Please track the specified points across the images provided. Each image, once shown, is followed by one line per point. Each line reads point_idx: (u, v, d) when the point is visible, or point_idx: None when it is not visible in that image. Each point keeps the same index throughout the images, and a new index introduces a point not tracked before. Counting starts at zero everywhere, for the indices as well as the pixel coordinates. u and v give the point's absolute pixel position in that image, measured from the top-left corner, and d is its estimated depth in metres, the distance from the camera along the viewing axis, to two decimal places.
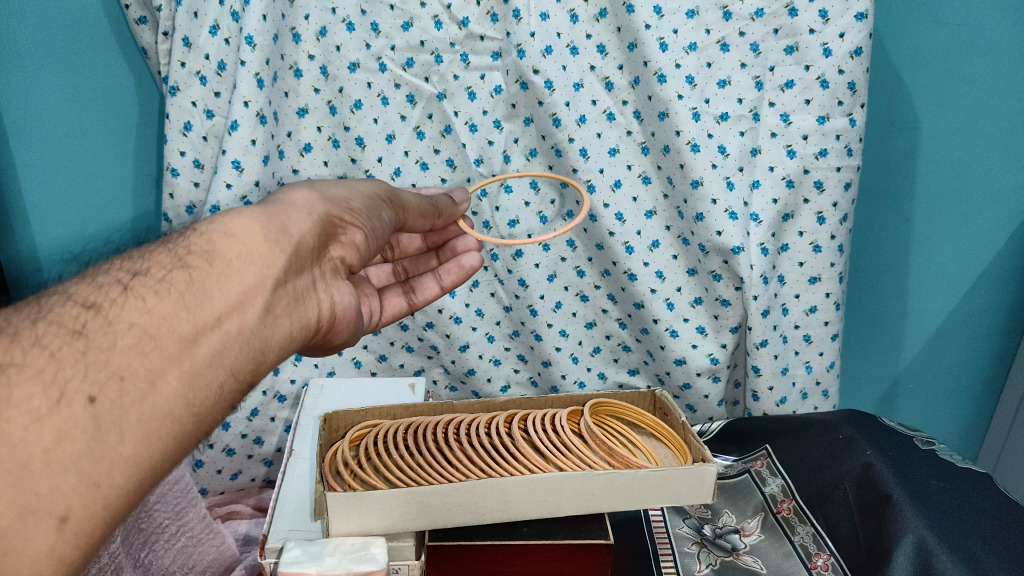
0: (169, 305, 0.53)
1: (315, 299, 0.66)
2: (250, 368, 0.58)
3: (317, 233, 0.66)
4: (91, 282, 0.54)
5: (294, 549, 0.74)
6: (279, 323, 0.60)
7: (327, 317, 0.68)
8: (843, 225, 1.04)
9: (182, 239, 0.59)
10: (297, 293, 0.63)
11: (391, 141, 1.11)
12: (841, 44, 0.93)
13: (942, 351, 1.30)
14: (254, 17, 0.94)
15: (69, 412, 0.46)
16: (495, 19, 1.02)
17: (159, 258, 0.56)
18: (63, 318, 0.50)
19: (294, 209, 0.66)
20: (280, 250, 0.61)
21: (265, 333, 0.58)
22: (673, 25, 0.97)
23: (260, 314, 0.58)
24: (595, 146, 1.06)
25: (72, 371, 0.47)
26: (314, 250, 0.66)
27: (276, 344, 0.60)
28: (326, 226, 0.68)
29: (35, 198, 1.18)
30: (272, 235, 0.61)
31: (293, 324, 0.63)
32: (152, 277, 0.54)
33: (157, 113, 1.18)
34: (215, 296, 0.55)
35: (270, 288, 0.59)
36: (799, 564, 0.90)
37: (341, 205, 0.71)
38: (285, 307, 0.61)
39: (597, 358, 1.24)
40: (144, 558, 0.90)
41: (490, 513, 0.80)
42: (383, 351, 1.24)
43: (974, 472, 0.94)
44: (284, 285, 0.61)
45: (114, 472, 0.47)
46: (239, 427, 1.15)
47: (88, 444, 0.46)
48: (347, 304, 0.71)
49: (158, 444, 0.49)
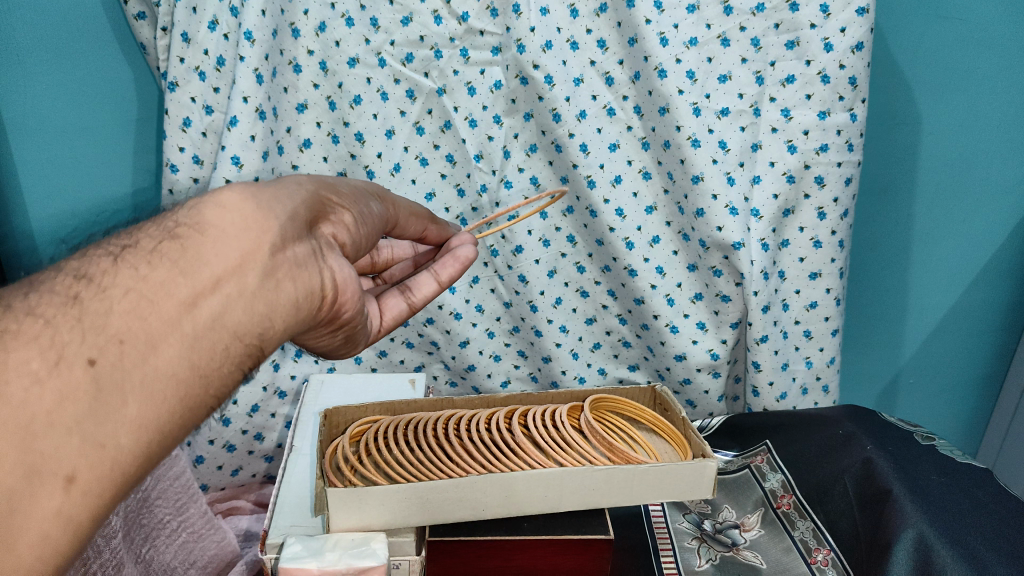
0: (164, 273, 0.48)
1: (316, 267, 0.58)
2: (256, 331, 0.52)
3: (309, 207, 0.60)
4: (83, 256, 0.50)
5: (295, 545, 0.75)
6: (283, 288, 0.54)
7: (326, 292, 0.60)
8: (843, 220, 1.04)
9: (171, 215, 0.53)
10: (299, 258, 0.56)
11: (390, 137, 1.10)
12: (842, 39, 0.93)
13: (943, 346, 1.30)
14: (254, 12, 0.94)
15: (71, 373, 0.42)
16: (495, 14, 1.02)
17: (148, 232, 0.51)
18: (56, 288, 0.46)
19: (283, 183, 0.60)
20: (274, 216, 0.54)
21: (267, 298, 0.53)
22: (673, 21, 0.97)
23: (260, 276, 0.52)
24: (595, 141, 1.06)
25: (70, 336, 0.43)
26: (306, 222, 0.59)
27: (281, 311, 0.54)
28: (316, 202, 0.62)
29: (35, 192, 1.18)
30: (265, 203, 0.54)
31: (297, 291, 0.55)
32: (142, 249, 0.49)
33: (156, 108, 1.17)
34: (212, 260, 0.49)
35: (269, 252, 0.52)
36: (799, 559, 0.90)
37: (329, 187, 0.65)
38: (288, 271, 0.54)
39: (597, 354, 1.23)
40: (144, 553, 0.90)
41: (490, 508, 0.80)
42: (383, 347, 1.24)
43: (974, 468, 0.94)
44: (283, 251, 0.54)
45: (120, 432, 0.43)
46: (239, 423, 1.15)
47: (91, 406, 0.42)
48: (349, 277, 0.62)
49: (164, 406, 0.46)
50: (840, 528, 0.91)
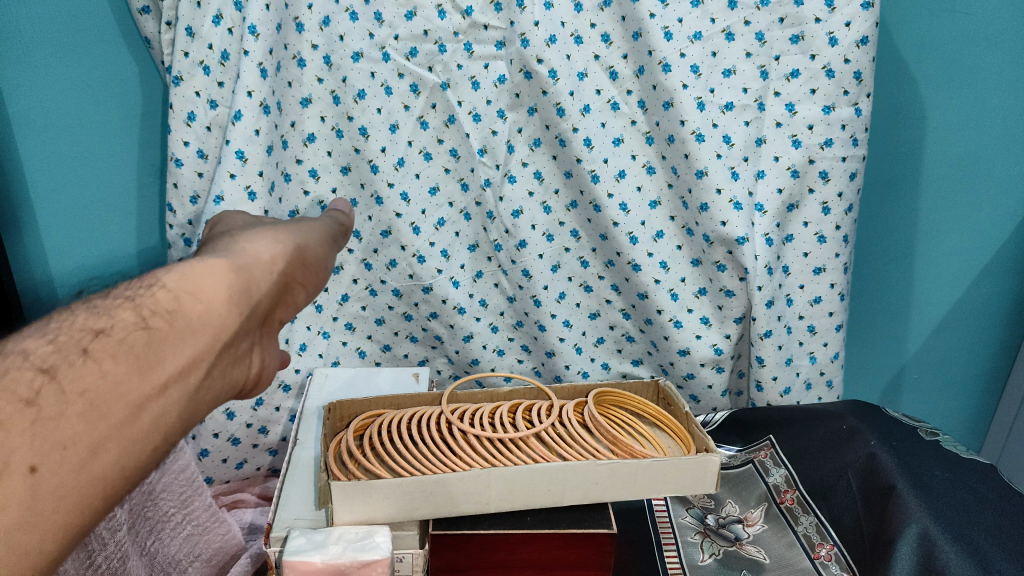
0: (124, 368, 0.49)
1: (249, 362, 0.61)
2: (185, 428, 0.53)
3: (272, 296, 0.62)
4: (51, 341, 0.49)
5: (299, 538, 0.76)
6: (216, 386, 0.56)
7: (252, 380, 0.62)
8: (848, 215, 1.04)
9: (149, 292, 0.54)
10: (237, 355, 0.58)
11: (394, 131, 1.10)
12: (848, 32, 0.94)
13: (948, 343, 1.29)
14: (258, 6, 0.94)
15: (9, 483, 0.42)
16: (498, 8, 1.02)
17: (124, 316, 0.52)
18: (17, 384, 0.45)
19: (260, 264, 0.61)
20: (235, 313, 0.56)
21: (202, 397, 0.54)
22: (678, 14, 0.98)
23: (203, 375, 0.54)
24: (599, 136, 1.06)
25: (19, 441, 0.43)
26: (263, 312, 0.61)
27: (208, 405, 0.56)
28: (280, 288, 0.63)
29: (37, 188, 1.14)
30: (235, 296, 0.56)
31: (227, 384, 0.58)
32: (113, 338, 0.50)
33: (160, 102, 1.13)
34: (169, 359, 0.51)
35: (218, 351, 0.55)
36: (802, 555, 0.90)
37: (296, 263, 0.66)
38: (224, 367, 0.56)
39: (600, 349, 1.22)
40: (150, 546, 0.93)
41: (494, 501, 0.80)
42: (386, 341, 1.25)
43: (978, 463, 0.94)
44: (229, 348, 0.56)
45: (45, 540, 0.43)
46: (244, 416, 1.16)
47: (21, 517, 0.42)
48: (273, 369, 0.65)
49: (90, 509, 0.46)
50: (844, 524, 0.91)
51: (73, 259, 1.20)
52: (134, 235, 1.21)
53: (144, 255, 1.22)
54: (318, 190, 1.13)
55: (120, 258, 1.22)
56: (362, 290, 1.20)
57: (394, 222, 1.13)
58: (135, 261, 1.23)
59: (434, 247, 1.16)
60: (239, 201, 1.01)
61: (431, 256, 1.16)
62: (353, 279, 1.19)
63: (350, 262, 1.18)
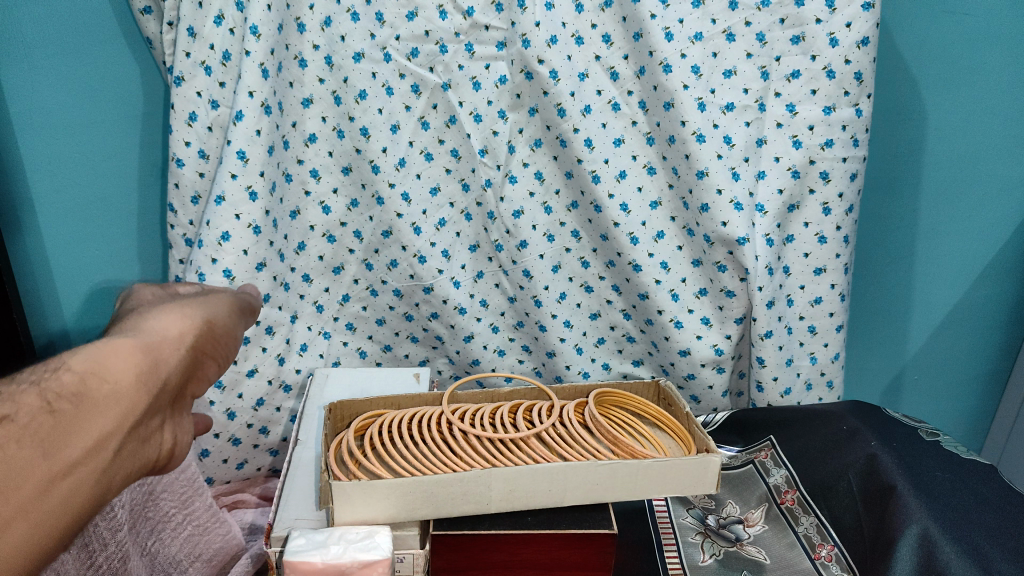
0: (27, 452, 0.49)
1: (160, 438, 0.60)
2: (92, 511, 0.53)
3: (184, 369, 0.61)
4: None
5: (299, 538, 0.76)
6: (125, 466, 0.55)
7: (164, 457, 0.61)
8: (849, 216, 1.05)
9: (52, 375, 0.53)
10: (146, 433, 0.58)
11: (395, 131, 1.10)
12: (848, 33, 0.95)
13: (949, 344, 1.29)
14: (260, 7, 0.94)
15: None
16: (499, 9, 1.02)
17: (25, 399, 0.51)
18: None
19: (168, 339, 0.60)
20: (144, 391, 0.56)
21: (112, 478, 0.54)
22: (679, 15, 0.98)
23: (113, 457, 0.53)
24: (600, 136, 1.06)
25: None
26: (175, 386, 0.61)
27: (117, 487, 0.55)
28: (192, 361, 0.62)
29: (38, 187, 1.14)
30: (144, 373, 0.56)
31: (137, 464, 0.57)
32: (15, 423, 0.49)
33: (162, 102, 1.13)
34: (73, 442, 0.51)
35: (127, 430, 0.54)
36: (802, 555, 0.90)
37: (208, 335, 0.65)
38: (133, 447, 0.56)
39: (601, 349, 1.22)
40: (150, 546, 0.94)
41: (495, 501, 0.80)
42: (387, 342, 1.25)
43: (978, 463, 0.94)
44: (137, 428, 0.56)
45: None
46: (245, 417, 1.14)
47: None
48: (185, 443, 0.64)
49: None
50: (845, 525, 0.91)
51: (74, 258, 1.20)
52: (136, 235, 1.20)
53: (146, 254, 1.22)
54: (318, 190, 1.13)
55: (122, 257, 1.22)
56: (363, 290, 1.20)
57: (395, 222, 1.13)
58: (137, 260, 1.22)
59: (434, 247, 1.16)
60: (239, 201, 1.01)
61: (432, 256, 1.16)
62: (354, 279, 1.19)
63: (351, 262, 1.18)
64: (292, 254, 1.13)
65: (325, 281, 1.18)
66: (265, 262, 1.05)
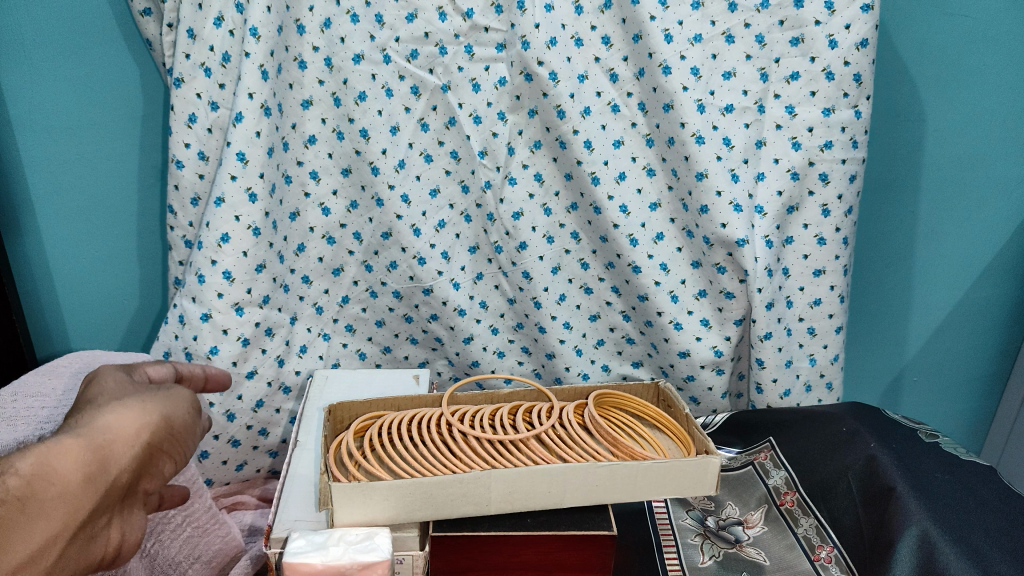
0: None
1: (109, 535, 0.60)
2: None
3: (137, 469, 0.60)
4: None
5: (299, 539, 0.76)
6: (65, 567, 0.56)
7: (113, 555, 0.61)
8: (848, 217, 1.05)
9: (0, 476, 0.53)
10: (92, 532, 0.58)
11: (395, 133, 1.10)
12: (847, 35, 0.95)
13: (948, 345, 1.29)
14: (260, 8, 0.94)
15: None
16: (499, 10, 1.02)
17: None
18: None
19: (123, 438, 0.59)
20: (88, 498, 0.56)
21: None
22: (678, 17, 0.98)
23: (53, 560, 0.55)
24: (600, 138, 1.06)
25: None
26: (128, 484, 0.60)
27: None
28: (146, 458, 0.61)
29: (38, 189, 1.14)
30: (92, 476, 0.56)
31: (79, 563, 0.58)
32: None
33: (161, 104, 1.13)
34: (14, 548, 0.52)
35: (69, 535, 0.56)
36: (802, 556, 0.90)
37: (167, 429, 0.63)
38: (76, 549, 0.57)
39: (600, 350, 1.22)
40: (149, 548, 0.93)
41: (494, 503, 0.80)
42: (387, 343, 1.25)
43: (977, 464, 0.94)
44: (81, 530, 0.57)
45: None
46: (245, 418, 1.14)
47: None
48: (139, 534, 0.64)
49: None
50: (844, 526, 0.91)
51: (74, 260, 1.20)
52: (136, 236, 1.20)
53: (146, 256, 1.22)
54: (318, 192, 1.13)
55: (122, 260, 1.22)
56: (362, 291, 1.20)
57: (395, 223, 1.13)
58: (137, 262, 1.22)
59: (434, 248, 1.16)
60: (239, 202, 1.01)
61: (432, 257, 1.16)
62: (353, 280, 1.19)
63: (351, 263, 1.18)
64: (292, 256, 1.13)
65: (325, 282, 1.18)
66: (265, 263, 1.06)
